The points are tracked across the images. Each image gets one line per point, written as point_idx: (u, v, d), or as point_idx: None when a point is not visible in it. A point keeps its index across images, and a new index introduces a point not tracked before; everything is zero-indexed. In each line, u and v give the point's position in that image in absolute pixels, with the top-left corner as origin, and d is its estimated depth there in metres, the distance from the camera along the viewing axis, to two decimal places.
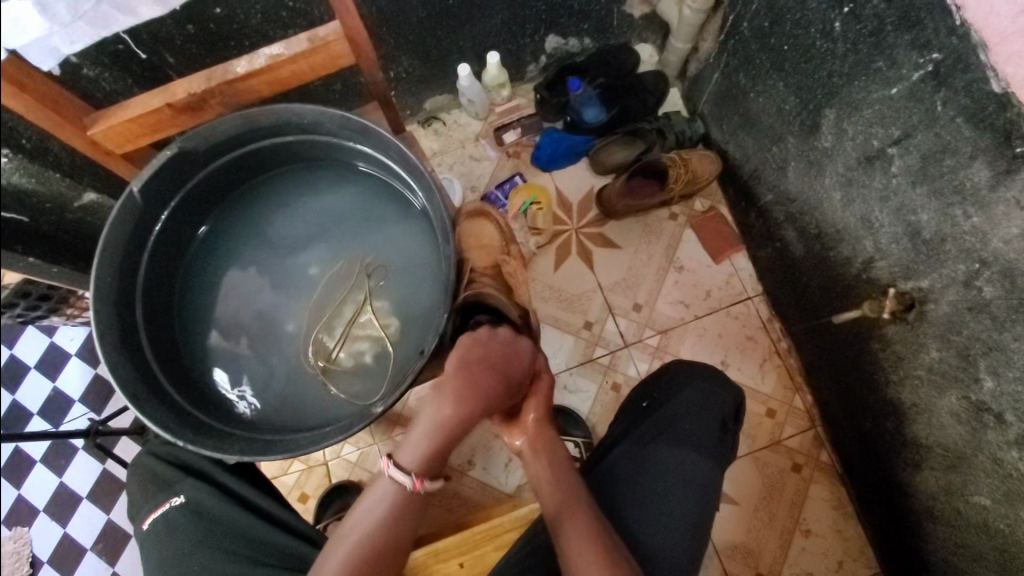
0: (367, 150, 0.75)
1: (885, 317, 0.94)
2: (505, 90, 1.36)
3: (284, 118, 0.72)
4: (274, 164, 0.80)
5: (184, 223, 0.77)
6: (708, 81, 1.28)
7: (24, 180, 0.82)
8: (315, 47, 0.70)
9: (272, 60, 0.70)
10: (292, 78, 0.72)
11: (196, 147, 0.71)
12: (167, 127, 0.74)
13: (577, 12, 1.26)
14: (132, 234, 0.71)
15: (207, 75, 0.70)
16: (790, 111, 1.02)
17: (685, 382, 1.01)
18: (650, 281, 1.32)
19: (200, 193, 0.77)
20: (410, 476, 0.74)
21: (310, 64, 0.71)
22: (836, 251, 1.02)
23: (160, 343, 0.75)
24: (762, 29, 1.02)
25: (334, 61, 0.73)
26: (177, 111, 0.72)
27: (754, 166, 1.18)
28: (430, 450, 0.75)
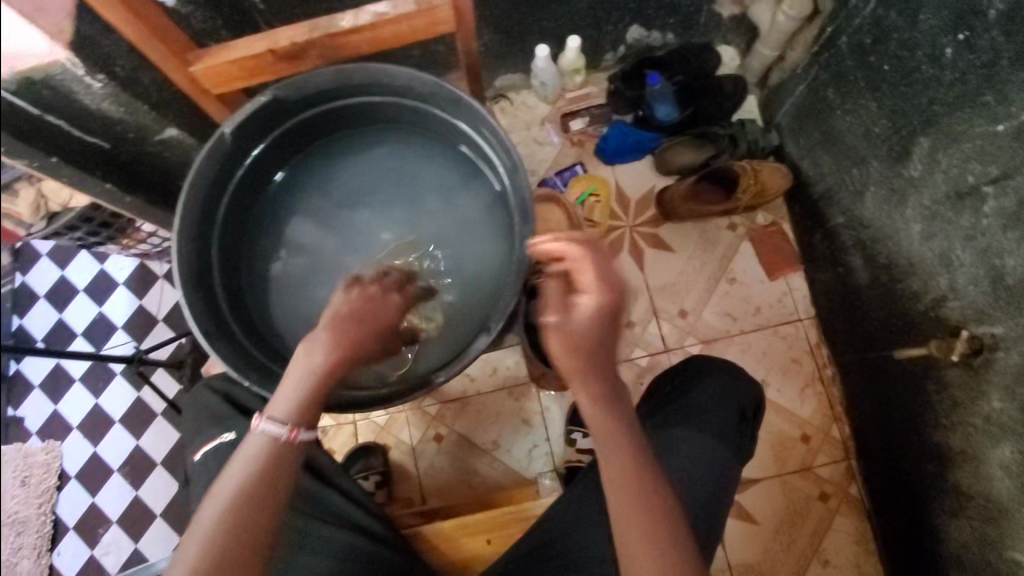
0: (466, 128, 0.74)
1: (951, 360, 0.90)
2: (580, 77, 1.34)
3: (377, 78, 0.71)
4: (358, 121, 0.80)
5: (267, 166, 0.78)
6: (791, 92, 1.24)
7: (113, 108, 0.84)
8: (421, 10, 0.68)
9: (376, 18, 0.68)
10: (393, 38, 0.71)
11: (289, 97, 0.71)
12: (264, 73, 0.74)
13: (666, 5, 1.23)
14: (216, 173, 0.72)
15: (310, 27, 0.70)
16: (878, 134, 0.98)
17: (708, 369, 0.99)
18: (700, 289, 1.30)
19: (288, 139, 0.77)
20: (285, 426, 0.62)
21: (414, 26, 0.70)
22: (903, 284, 0.98)
23: (229, 284, 0.76)
24: (861, 45, 0.98)
25: (435, 28, 0.71)
26: (277, 57, 0.72)
27: (828, 187, 1.15)
28: (308, 397, 0.63)
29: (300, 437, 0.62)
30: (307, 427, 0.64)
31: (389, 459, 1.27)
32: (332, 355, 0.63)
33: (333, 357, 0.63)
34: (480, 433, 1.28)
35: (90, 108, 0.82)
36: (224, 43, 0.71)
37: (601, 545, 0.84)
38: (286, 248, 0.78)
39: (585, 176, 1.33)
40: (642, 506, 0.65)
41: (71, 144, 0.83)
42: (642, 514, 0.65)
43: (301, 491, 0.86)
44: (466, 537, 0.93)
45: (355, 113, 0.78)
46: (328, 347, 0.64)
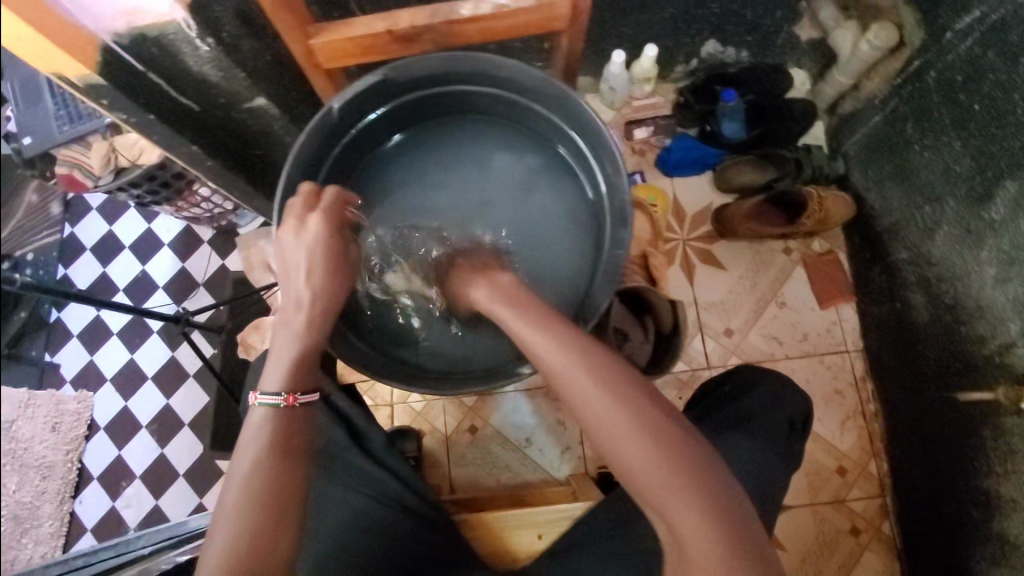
0: (578, 140, 0.77)
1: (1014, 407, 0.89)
2: (649, 85, 1.33)
3: (485, 67, 0.72)
4: (459, 110, 0.82)
5: (366, 141, 0.81)
6: (864, 123, 1.23)
7: (213, 72, 0.85)
8: (543, 5, 0.70)
9: (496, 9, 0.70)
10: (507, 30, 0.72)
11: (399, 78, 0.72)
12: (377, 53, 0.75)
13: (748, 23, 1.23)
14: (319, 147, 0.74)
15: (432, 12, 0.72)
16: (960, 173, 0.97)
17: (760, 380, 0.98)
18: (750, 310, 1.30)
19: (394, 118, 0.80)
20: (281, 394, 0.64)
21: (528, 20, 0.71)
22: (968, 326, 0.98)
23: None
24: (951, 82, 0.98)
25: (549, 23, 0.73)
26: (392, 39, 0.73)
27: (896, 221, 1.15)
28: (293, 367, 0.65)
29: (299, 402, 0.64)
30: (304, 391, 0.65)
31: (423, 445, 1.28)
32: (301, 330, 0.67)
33: (305, 325, 0.67)
34: (515, 429, 1.29)
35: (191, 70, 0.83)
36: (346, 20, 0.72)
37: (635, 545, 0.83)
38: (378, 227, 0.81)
39: (646, 185, 1.33)
40: (649, 460, 0.54)
41: (169, 103, 0.85)
42: (649, 467, 0.54)
43: (354, 466, 0.88)
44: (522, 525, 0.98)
45: (456, 101, 0.80)
46: (298, 317, 0.67)
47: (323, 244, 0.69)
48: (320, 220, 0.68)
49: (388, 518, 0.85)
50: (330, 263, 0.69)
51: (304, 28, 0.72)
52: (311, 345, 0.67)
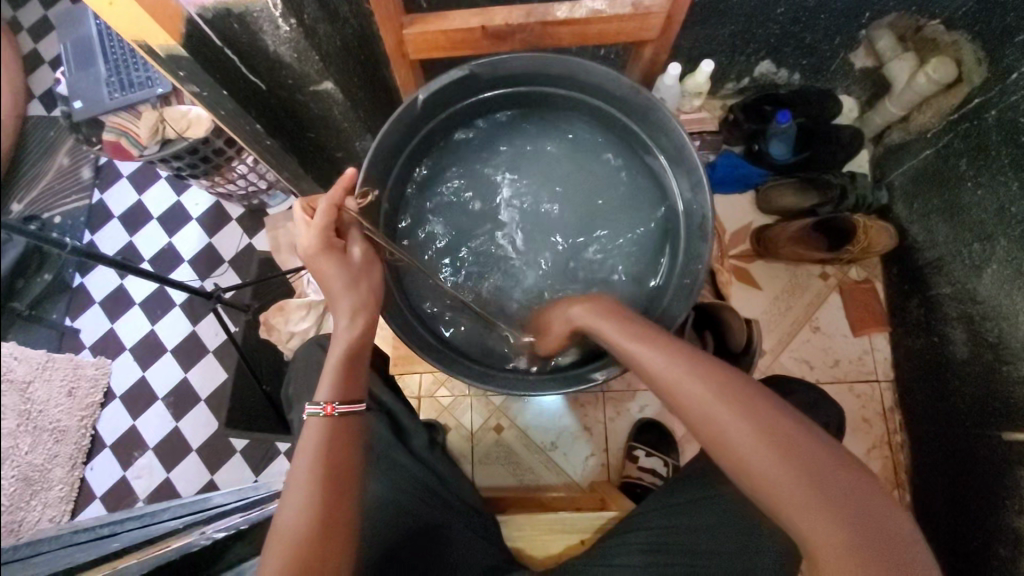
0: (666, 161, 0.79)
1: None
2: (700, 99, 1.31)
3: (573, 71, 0.74)
4: (534, 108, 0.84)
5: (446, 129, 0.84)
6: (913, 155, 1.24)
7: (286, 53, 0.85)
8: (635, 15, 0.72)
9: (591, 14, 0.72)
10: (596, 36, 0.75)
11: (484, 74, 0.75)
12: (465, 48, 0.78)
13: (806, 46, 1.22)
14: (402, 135, 0.78)
15: (527, 12, 0.73)
16: (1015, 214, 0.98)
17: (797, 390, 0.95)
18: (781, 332, 1.30)
19: (477, 109, 0.83)
20: (321, 404, 0.66)
21: (620, 28, 0.73)
22: (1012, 367, 0.98)
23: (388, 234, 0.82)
24: (1014, 122, 0.98)
25: (639, 32, 0.75)
26: (483, 36, 0.76)
27: (940, 255, 1.15)
28: (336, 377, 0.69)
29: (336, 411, 0.66)
30: (346, 400, 0.67)
31: (447, 441, 1.28)
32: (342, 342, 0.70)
33: (343, 338, 0.70)
34: (541, 432, 1.29)
35: (266, 49, 0.83)
36: (439, 14, 0.75)
37: (672, 551, 0.83)
38: (446, 222, 0.86)
39: None
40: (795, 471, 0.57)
41: (240, 81, 0.85)
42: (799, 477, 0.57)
43: (394, 457, 0.87)
44: (562, 532, 1.06)
45: (535, 98, 0.82)
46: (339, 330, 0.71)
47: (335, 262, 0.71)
48: (312, 240, 0.69)
49: (425, 514, 0.85)
50: (346, 276, 0.71)
51: (399, 18, 0.74)
52: (350, 351, 0.70)
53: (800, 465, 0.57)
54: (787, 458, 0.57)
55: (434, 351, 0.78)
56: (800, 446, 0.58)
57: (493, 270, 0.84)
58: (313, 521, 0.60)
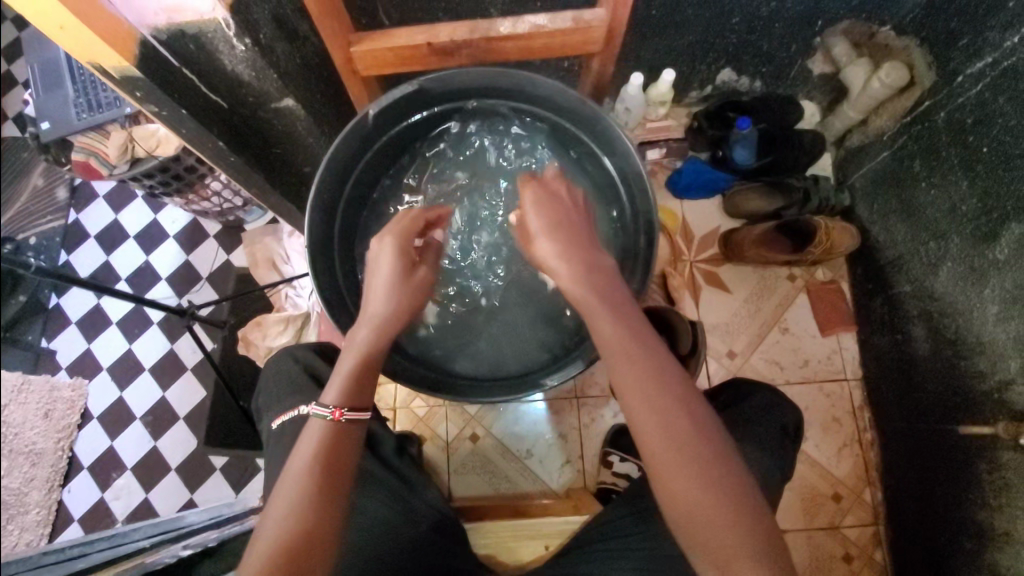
0: (613, 167, 0.81)
1: (1012, 442, 0.90)
2: (663, 108, 1.36)
3: (516, 83, 0.76)
4: (488, 121, 0.87)
5: (403, 142, 0.86)
6: (871, 158, 1.27)
7: (245, 72, 0.87)
8: (577, 28, 0.74)
9: (534, 29, 0.74)
10: (542, 50, 0.77)
11: (433, 88, 0.77)
12: (416, 63, 0.80)
13: (763, 54, 1.26)
14: (356, 149, 0.79)
15: (472, 28, 0.75)
16: (965, 212, 1.00)
17: (757, 391, 0.97)
18: (751, 334, 1.32)
19: (433, 122, 0.85)
20: (331, 407, 0.67)
21: (563, 42, 0.76)
22: (968, 362, 1.00)
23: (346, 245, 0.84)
24: (960, 123, 1.02)
25: (584, 45, 0.78)
26: (432, 51, 0.78)
27: (900, 254, 1.17)
28: (349, 382, 0.68)
29: (344, 416, 0.66)
30: (353, 408, 0.68)
31: (425, 452, 1.29)
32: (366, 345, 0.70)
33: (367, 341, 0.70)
34: (516, 440, 1.30)
35: (224, 68, 0.84)
36: (388, 31, 0.77)
37: (643, 554, 0.83)
38: None
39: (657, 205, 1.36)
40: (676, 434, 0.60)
41: (200, 100, 0.86)
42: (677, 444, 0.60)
43: (361, 469, 0.88)
44: (529, 537, 1.12)
45: (486, 111, 0.84)
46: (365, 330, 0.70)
47: (394, 261, 0.73)
48: (390, 243, 0.73)
49: (391, 527, 0.85)
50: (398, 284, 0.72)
51: (347, 35, 0.76)
52: (367, 358, 0.70)
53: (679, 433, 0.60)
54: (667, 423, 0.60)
55: (391, 361, 0.79)
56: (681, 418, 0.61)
57: (450, 280, 0.86)
58: (298, 532, 0.61)
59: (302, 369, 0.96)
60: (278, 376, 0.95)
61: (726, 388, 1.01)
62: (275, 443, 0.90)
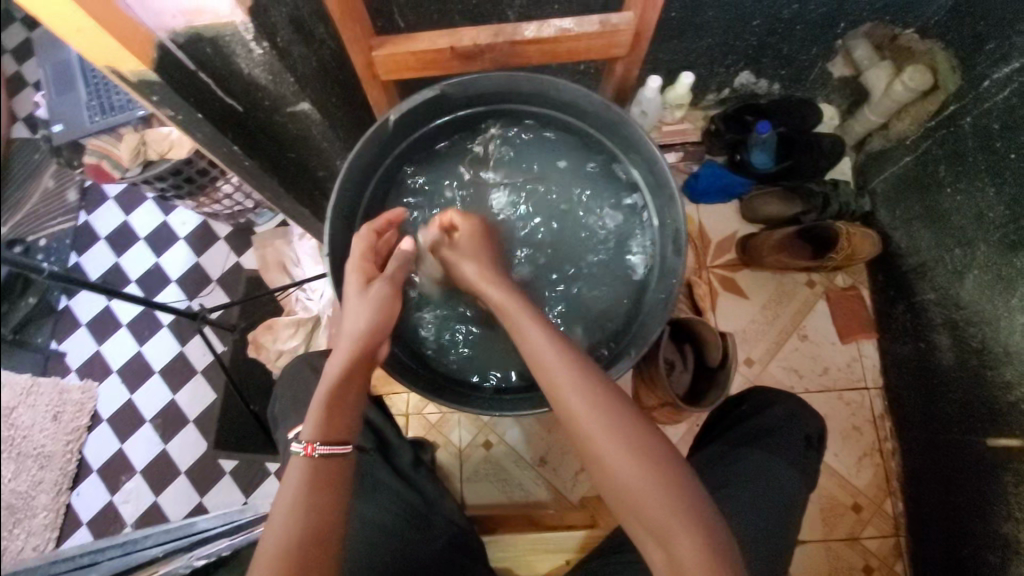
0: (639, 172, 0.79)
1: None
2: (680, 111, 1.33)
3: (540, 87, 0.75)
4: (511, 126, 0.86)
5: (424, 147, 0.84)
6: (893, 163, 1.25)
7: (261, 76, 0.85)
8: (603, 31, 0.73)
9: (560, 32, 0.73)
10: (566, 54, 0.76)
11: (455, 93, 0.75)
12: (438, 67, 0.79)
13: (783, 57, 1.24)
14: (376, 155, 0.78)
15: (495, 32, 0.74)
16: (993, 220, 0.98)
17: (775, 400, 0.95)
18: (769, 341, 1.30)
19: (454, 127, 0.84)
20: (303, 442, 0.63)
21: (590, 46, 0.75)
22: (995, 372, 0.98)
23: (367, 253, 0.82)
24: (988, 129, 1.00)
25: (610, 49, 0.76)
26: (455, 54, 0.76)
27: (923, 261, 1.15)
28: (321, 414, 0.66)
29: (317, 450, 0.63)
30: (331, 441, 0.64)
31: (439, 459, 1.27)
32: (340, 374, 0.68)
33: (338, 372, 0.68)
34: (531, 448, 1.28)
35: (240, 71, 0.83)
36: (411, 35, 0.76)
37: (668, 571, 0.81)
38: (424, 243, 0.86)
39: None
40: (655, 484, 0.59)
41: (215, 103, 0.85)
42: (653, 491, 0.59)
43: (376, 481, 0.86)
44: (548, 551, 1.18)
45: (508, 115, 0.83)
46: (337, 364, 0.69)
47: (361, 294, 0.74)
48: (356, 266, 0.75)
49: (407, 540, 0.84)
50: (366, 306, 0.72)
51: (368, 39, 0.75)
52: (343, 385, 0.68)
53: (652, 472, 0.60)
54: (641, 464, 0.60)
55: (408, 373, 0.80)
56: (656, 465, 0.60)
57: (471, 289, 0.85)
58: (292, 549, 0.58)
59: (317, 377, 0.94)
60: (293, 384, 0.94)
61: (743, 397, 0.99)
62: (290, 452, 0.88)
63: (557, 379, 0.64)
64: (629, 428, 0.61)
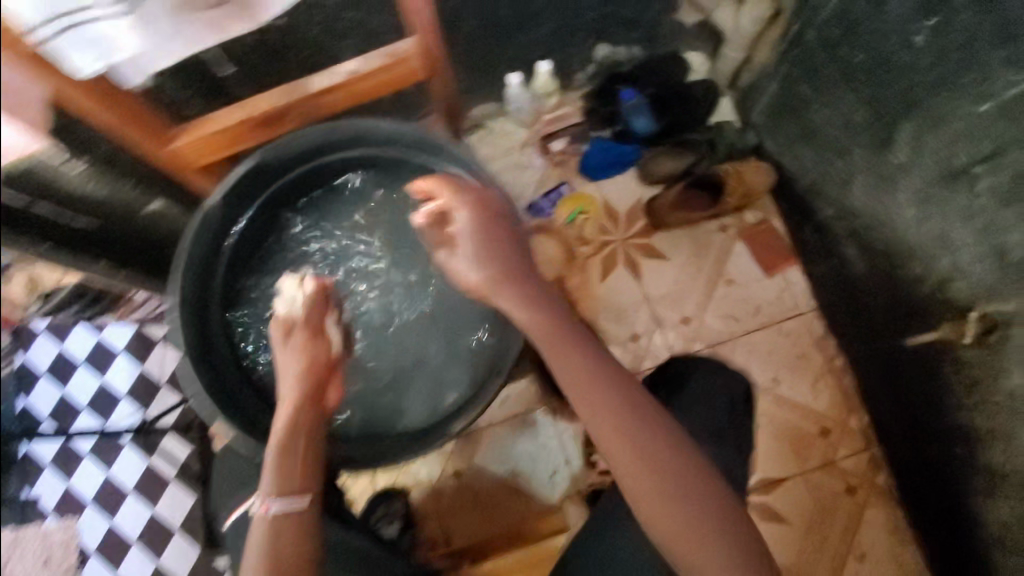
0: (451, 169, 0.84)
1: (967, 341, 0.86)
2: (554, 97, 1.36)
3: (347, 130, 0.82)
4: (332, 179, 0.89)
5: (269, 222, 0.88)
6: (763, 93, 1.26)
7: (99, 188, 0.84)
8: (392, 61, 0.84)
9: (354, 75, 0.83)
10: (365, 90, 0.85)
11: (272, 158, 0.82)
12: (247, 140, 0.87)
13: (627, 21, 1.26)
14: (216, 235, 0.82)
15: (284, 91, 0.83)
16: (859, 123, 0.98)
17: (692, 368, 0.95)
18: (698, 295, 1.31)
19: (292, 193, 0.88)
20: (262, 506, 0.66)
21: (382, 76, 0.84)
22: (905, 270, 0.97)
23: (237, 337, 0.84)
24: (829, 36, 0.99)
25: (408, 75, 0.86)
26: (257, 123, 0.84)
27: (813, 179, 1.16)
28: (281, 475, 0.67)
29: (271, 509, 0.66)
30: (291, 499, 0.67)
31: (412, 500, 1.26)
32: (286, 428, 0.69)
33: (283, 432, 0.68)
34: (500, 464, 1.27)
35: (72, 193, 0.82)
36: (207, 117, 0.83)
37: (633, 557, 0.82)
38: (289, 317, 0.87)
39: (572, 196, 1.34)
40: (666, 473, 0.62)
41: (61, 228, 0.83)
42: (668, 479, 0.62)
43: None
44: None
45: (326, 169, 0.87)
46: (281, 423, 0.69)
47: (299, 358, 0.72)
48: (284, 331, 0.73)
49: None
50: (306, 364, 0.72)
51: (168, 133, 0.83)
52: (296, 437, 0.69)
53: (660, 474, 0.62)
54: (649, 472, 0.61)
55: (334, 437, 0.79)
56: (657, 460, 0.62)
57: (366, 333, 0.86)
58: None
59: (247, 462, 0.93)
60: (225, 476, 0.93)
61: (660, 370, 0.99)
62: (232, 545, 0.87)
63: (582, 387, 0.64)
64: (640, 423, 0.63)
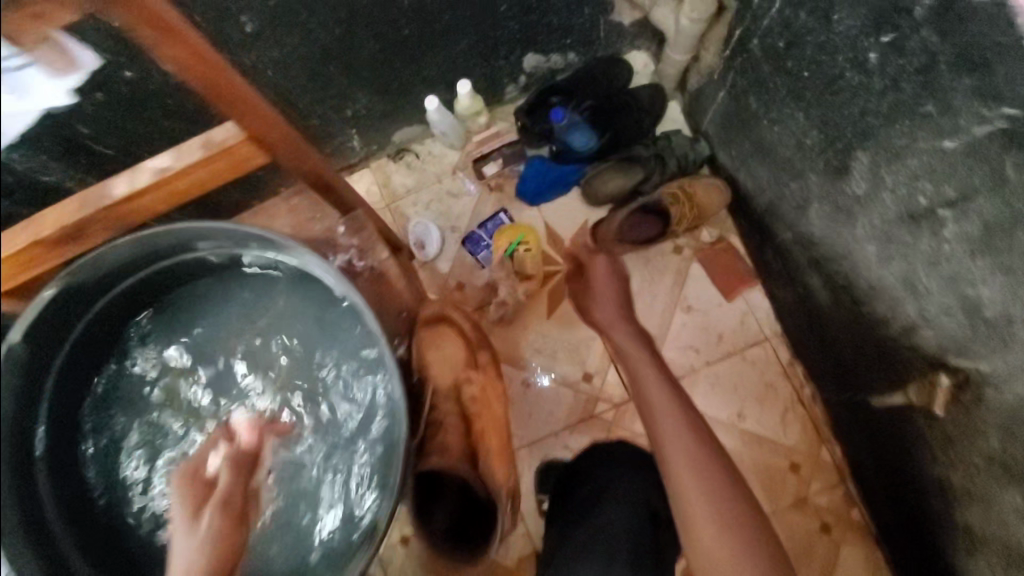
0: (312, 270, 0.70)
1: (938, 407, 0.80)
2: (483, 117, 1.21)
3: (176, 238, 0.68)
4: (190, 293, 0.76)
5: (79, 370, 0.71)
6: (711, 100, 1.14)
7: None
8: (211, 154, 0.61)
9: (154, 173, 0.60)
10: (185, 188, 0.63)
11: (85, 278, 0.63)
12: (40, 262, 0.61)
13: (558, 28, 1.10)
14: (16, 403, 0.62)
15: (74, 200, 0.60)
16: (812, 147, 0.88)
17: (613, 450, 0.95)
18: (655, 326, 1.19)
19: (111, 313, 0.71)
20: None
21: (206, 172, 0.62)
22: (869, 309, 0.89)
23: (77, 521, 0.69)
24: (775, 48, 0.88)
25: (244, 163, 0.64)
26: (47, 244, 0.60)
27: (771, 199, 1.05)
28: None
29: None
30: None
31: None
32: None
33: None
34: None
35: None
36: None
37: None
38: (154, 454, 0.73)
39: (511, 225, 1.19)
40: (713, 482, 0.76)
41: None
42: (715, 488, 0.76)
43: None
44: None
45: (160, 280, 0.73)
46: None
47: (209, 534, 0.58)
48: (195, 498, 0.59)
49: None
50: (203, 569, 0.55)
51: None
52: None
53: (699, 476, 0.76)
54: (696, 475, 0.76)
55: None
56: (717, 484, 0.76)
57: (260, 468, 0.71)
58: None
59: None
60: None
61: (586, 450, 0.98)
62: None
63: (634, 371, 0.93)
64: (706, 450, 0.79)
